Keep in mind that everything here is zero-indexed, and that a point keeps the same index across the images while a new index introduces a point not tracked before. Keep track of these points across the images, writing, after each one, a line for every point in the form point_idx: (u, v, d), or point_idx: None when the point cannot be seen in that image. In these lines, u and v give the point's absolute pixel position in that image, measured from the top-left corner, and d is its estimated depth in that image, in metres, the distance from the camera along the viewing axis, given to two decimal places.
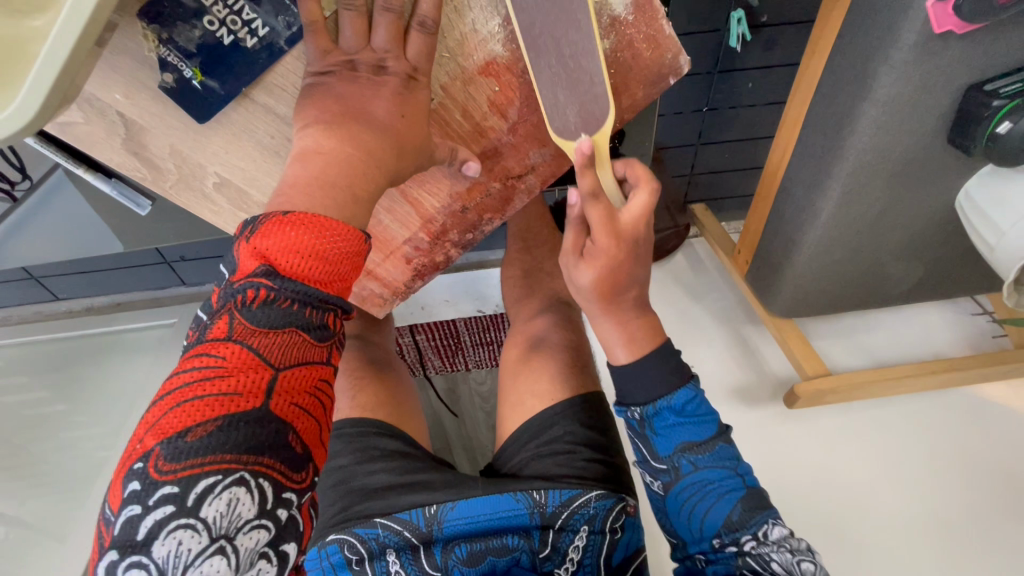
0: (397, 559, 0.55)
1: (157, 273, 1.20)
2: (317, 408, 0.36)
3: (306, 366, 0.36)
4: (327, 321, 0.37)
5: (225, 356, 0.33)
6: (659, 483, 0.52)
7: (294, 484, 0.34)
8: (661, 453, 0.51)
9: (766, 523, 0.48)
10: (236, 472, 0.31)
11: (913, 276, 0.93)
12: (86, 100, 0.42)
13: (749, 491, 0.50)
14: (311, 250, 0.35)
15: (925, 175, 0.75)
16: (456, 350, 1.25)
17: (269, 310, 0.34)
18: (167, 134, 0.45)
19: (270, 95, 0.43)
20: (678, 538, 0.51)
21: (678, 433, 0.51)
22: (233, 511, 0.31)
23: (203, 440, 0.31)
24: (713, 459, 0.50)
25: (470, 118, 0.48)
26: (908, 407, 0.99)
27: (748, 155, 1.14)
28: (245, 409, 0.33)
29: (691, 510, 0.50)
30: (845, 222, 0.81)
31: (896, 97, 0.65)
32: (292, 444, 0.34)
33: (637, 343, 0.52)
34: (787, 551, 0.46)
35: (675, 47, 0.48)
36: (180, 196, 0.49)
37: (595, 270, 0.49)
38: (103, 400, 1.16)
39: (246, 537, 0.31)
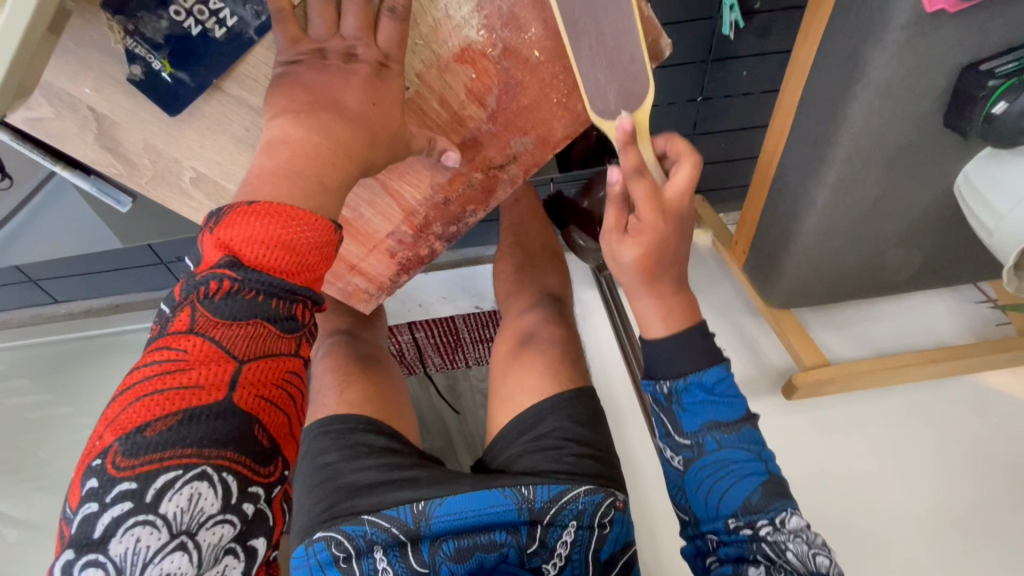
0: (384, 557, 0.55)
1: (153, 274, 1.20)
2: (285, 400, 0.37)
3: (272, 358, 0.36)
4: (294, 312, 0.36)
5: (186, 349, 0.33)
6: (681, 458, 0.50)
7: (260, 478, 0.34)
8: (686, 429, 0.50)
9: (784, 511, 0.46)
10: (197, 467, 0.31)
11: (912, 263, 0.91)
12: (54, 94, 0.42)
13: (771, 478, 0.48)
14: (277, 241, 0.35)
15: (921, 159, 0.74)
16: (455, 347, 1.25)
17: (232, 302, 0.34)
18: (140, 128, 0.44)
19: (241, 87, 0.43)
20: (693, 514, 0.50)
21: (705, 408, 0.49)
22: (194, 506, 0.31)
23: (163, 434, 0.31)
24: (737, 437, 0.49)
25: (447, 107, 0.47)
26: (909, 397, 0.98)
27: (744, 144, 1.13)
28: (207, 402, 0.33)
29: (711, 489, 0.48)
30: (839, 210, 0.80)
31: (889, 79, 0.64)
32: (258, 437, 0.34)
33: (674, 312, 0.51)
34: (803, 543, 0.45)
35: (653, 29, 0.47)
36: (158, 191, 0.49)
37: (638, 246, 0.48)
38: (101, 401, 1.17)
39: (208, 533, 0.32)
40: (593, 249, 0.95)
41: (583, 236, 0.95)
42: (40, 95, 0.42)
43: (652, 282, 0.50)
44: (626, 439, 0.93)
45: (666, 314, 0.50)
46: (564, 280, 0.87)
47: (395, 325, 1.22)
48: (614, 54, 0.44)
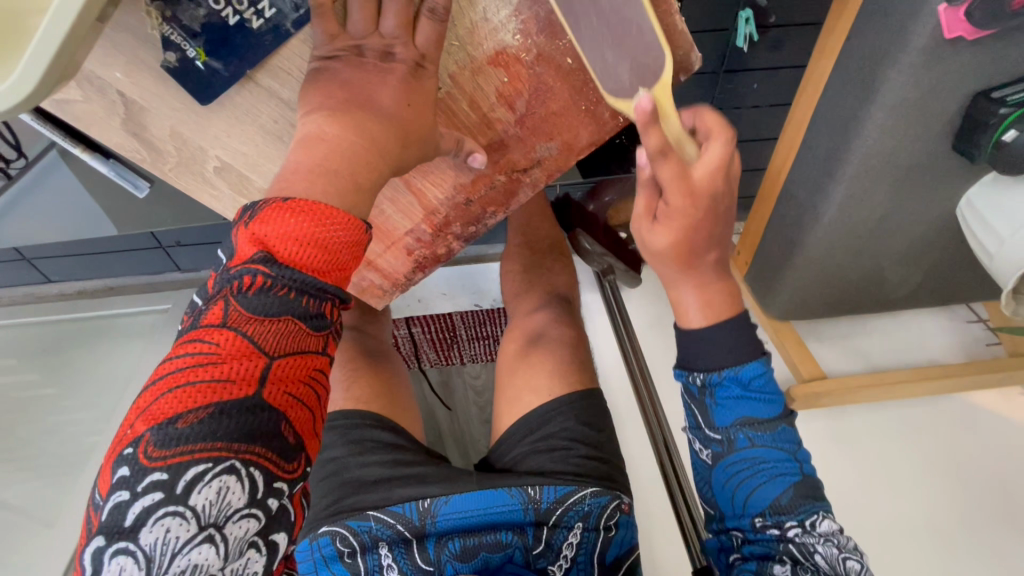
0: (389, 553, 0.56)
1: (152, 258, 1.18)
2: (311, 397, 0.36)
3: (301, 356, 0.36)
4: (323, 311, 0.37)
5: (219, 343, 0.33)
6: (709, 452, 0.52)
7: (284, 473, 0.34)
8: (718, 423, 0.51)
9: (814, 513, 0.47)
10: (226, 461, 0.31)
11: (912, 281, 0.93)
12: (86, 77, 0.41)
13: (804, 479, 0.49)
14: (312, 239, 0.35)
15: (928, 181, 0.75)
16: (451, 343, 1.25)
17: (265, 298, 0.34)
18: (167, 116, 0.44)
19: (274, 79, 0.43)
20: (717, 509, 0.51)
21: (738, 404, 0.50)
22: (222, 499, 0.31)
23: (195, 426, 0.31)
24: (771, 437, 0.50)
25: (477, 109, 0.47)
26: (901, 412, 1.00)
27: (751, 156, 1.14)
28: (237, 396, 0.33)
29: (740, 483, 0.49)
30: (845, 227, 0.82)
31: (904, 101, 0.65)
32: (284, 433, 0.34)
33: (712, 307, 0.52)
34: (833, 546, 0.45)
35: (686, 44, 0.47)
36: (181, 178, 0.49)
37: (672, 232, 0.49)
38: (93, 383, 1.16)
39: (235, 526, 0.32)
40: (600, 253, 0.95)
41: (591, 241, 0.94)
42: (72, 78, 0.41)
43: (687, 269, 0.52)
44: (625, 444, 0.94)
45: (703, 303, 0.52)
46: (572, 283, 0.87)
47: (394, 320, 1.20)
48: (619, 30, 0.40)
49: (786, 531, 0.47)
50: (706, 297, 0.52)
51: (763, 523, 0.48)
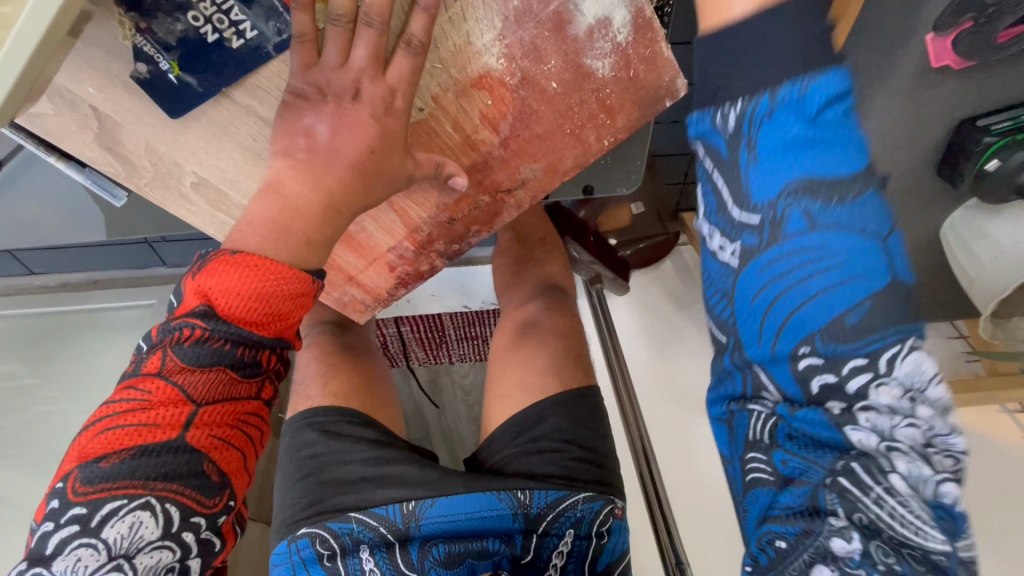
0: (371, 557, 0.56)
1: (138, 253, 1.17)
2: (236, 435, 0.46)
3: (228, 403, 0.44)
4: (257, 359, 0.44)
5: (151, 390, 0.42)
6: (734, 249, 0.35)
7: (204, 509, 0.44)
8: (755, 198, 0.33)
9: (895, 344, 0.31)
10: (141, 498, 0.41)
11: None
12: (57, 91, 0.42)
13: (890, 285, 0.32)
14: (252, 293, 0.40)
15: (912, 203, 0.76)
16: (440, 343, 1.26)
17: (200, 349, 0.41)
18: (142, 131, 0.44)
19: (253, 97, 0.43)
20: (733, 336, 0.37)
21: (790, 162, 0.32)
22: (133, 533, 0.41)
23: (116, 466, 0.41)
24: (847, 211, 0.32)
25: (460, 130, 0.47)
26: None
27: None
28: (161, 439, 0.42)
29: (780, 293, 0.33)
30: None
31: (889, 126, 0.66)
32: (207, 472, 0.44)
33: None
34: (913, 421, 0.31)
35: (672, 70, 0.46)
36: (155, 193, 0.49)
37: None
38: (77, 375, 1.15)
39: (144, 556, 0.41)
40: (587, 262, 0.97)
41: (579, 249, 0.96)
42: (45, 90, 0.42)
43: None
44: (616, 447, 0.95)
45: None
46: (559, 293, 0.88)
47: (382, 319, 1.20)
48: None
49: (855, 409, 0.32)
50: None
51: (808, 354, 0.33)
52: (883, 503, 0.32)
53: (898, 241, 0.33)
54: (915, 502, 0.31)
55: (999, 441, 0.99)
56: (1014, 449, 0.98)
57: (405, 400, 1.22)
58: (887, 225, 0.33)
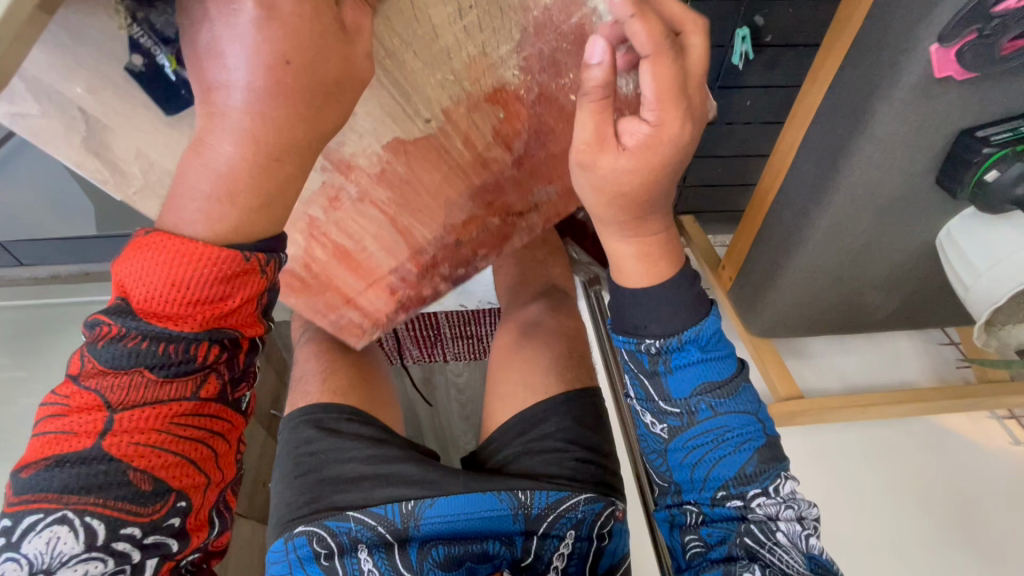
0: (368, 558, 0.54)
1: (130, 247, 1.14)
2: (176, 441, 0.39)
3: (154, 406, 0.38)
4: (189, 355, 0.38)
5: (69, 395, 0.37)
6: (664, 426, 0.50)
7: (133, 520, 0.38)
8: (674, 395, 0.49)
9: (777, 478, 0.48)
10: (57, 512, 0.36)
11: (888, 306, 0.95)
12: (41, 89, 0.40)
13: (765, 441, 0.50)
14: (166, 280, 0.35)
15: (911, 211, 0.77)
16: (435, 342, 1.24)
17: (114, 348, 0.37)
18: (135, 136, 0.44)
19: None
20: (673, 483, 0.51)
21: (695, 370, 0.49)
22: (53, 548, 0.36)
23: (36, 476, 0.36)
24: (733, 401, 0.49)
25: (472, 146, 0.50)
26: (871, 430, 1.02)
27: (741, 171, 1.15)
28: (77, 448, 0.37)
29: (699, 458, 0.49)
30: (828, 250, 0.84)
31: (891, 135, 0.66)
32: (134, 481, 0.38)
33: (647, 269, 0.49)
34: (794, 518, 0.47)
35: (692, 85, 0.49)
36: (144, 203, 0.48)
37: (631, 170, 0.42)
38: (67, 369, 1.14)
39: (71, 570, 0.36)
40: (586, 262, 0.98)
41: (578, 250, 0.98)
42: (28, 90, 0.40)
43: (630, 224, 0.47)
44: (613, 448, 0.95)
45: (644, 260, 0.49)
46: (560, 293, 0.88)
47: None
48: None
49: (749, 503, 0.47)
50: (646, 250, 0.49)
51: (725, 495, 0.48)
52: (778, 562, 0.45)
53: (767, 414, 0.51)
54: (796, 554, 0.45)
55: (992, 448, 1.01)
56: (1006, 457, 1.00)
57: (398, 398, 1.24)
58: (757, 402, 0.51)
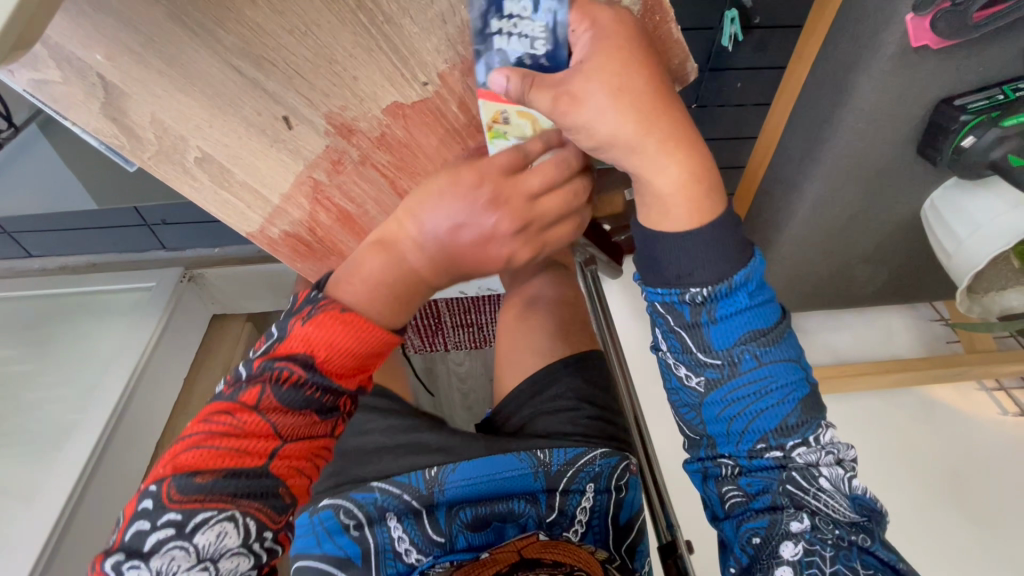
0: (398, 526, 0.58)
1: (136, 236, 1.17)
2: (312, 468, 0.49)
3: (309, 440, 0.48)
4: (338, 404, 0.48)
5: (245, 422, 0.45)
6: (703, 380, 0.49)
7: (273, 524, 0.46)
8: (718, 346, 0.47)
9: (819, 427, 0.48)
10: (227, 512, 0.44)
11: (878, 279, 0.98)
12: (64, 57, 0.43)
13: (810, 391, 0.49)
14: (344, 348, 0.47)
15: (896, 181, 0.79)
16: (436, 331, 1.26)
17: (293, 392, 0.46)
18: (148, 103, 0.47)
19: (258, 69, 0.46)
20: (706, 436, 0.51)
21: (743, 320, 0.47)
22: (219, 541, 0.43)
23: (209, 482, 0.44)
24: (779, 348, 0.48)
25: (466, 111, 0.52)
26: (863, 403, 1.05)
27: (733, 153, 1.18)
28: (251, 465, 0.45)
29: (741, 411, 0.48)
30: (816, 223, 0.86)
31: (872, 105, 0.69)
32: (282, 495, 0.47)
33: (699, 204, 0.46)
34: (835, 464, 0.47)
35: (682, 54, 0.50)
36: (160, 167, 0.51)
37: (616, 65, 0.43)
38: (76, 357, 1.16)
39: (227, 561, 0.44)
40: None
41: None
42: (51, 58, 0.43)
43: (665, 137, 0.44)
44: None
45: (686, 197, 0.46)
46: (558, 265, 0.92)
47: None
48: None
49: (791, 454, 0.47)
50: (690, 171, 0.45)
51: (765, 447, 0.48)
52: (824, 506, 0.46)
53: (807, 360, 0.50)
54: (839, 497, 0.46)
55: (983, 419, 1.02)
56: (996, 427, 1.01)
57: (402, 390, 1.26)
58: (800, 349, 0.50)
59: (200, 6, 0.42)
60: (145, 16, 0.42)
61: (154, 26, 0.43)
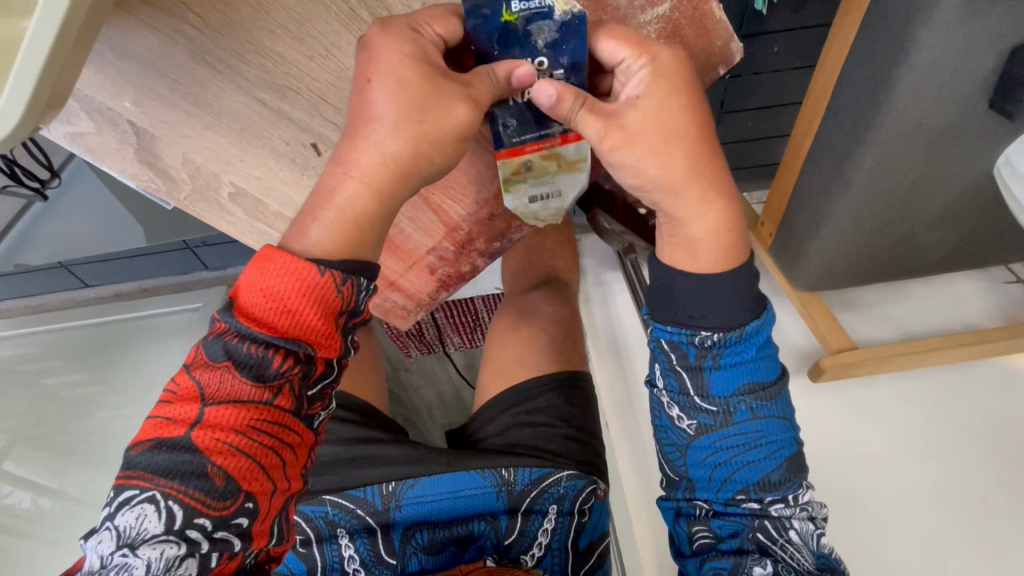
0: (349, 544, 0.64)
1: (180, 259, 1.20)
2: (252, 445, 0.41)
3: (238, 406, 0.40)
4: (270, 358, 0.41)
5: (177, 385, 0.42)
6: (694, 423, 0.52)
7: (209, 511, 0.39)
8: (715, 393, 0.51)
9: (798, 488, 0.51)
10: (148, 491, 0.39)
11: (945, 246, 0.91)
12: (95, 108, 0.44)
13: (795, 451, 0.52)
14: (268, 294, 0.40)
15: (962, 141, 0.73)
16: (475, 327, 1.25)
17: (217, 344, 0.41)
18: (179, 143, 0.47)
19: (283, 99, 0.45)
20: (687, 478, 0.54)
21: (742, 371, 0.50)
22: (139, 524, 0.38)
23: (139, 455, 0.40)
24: (773, 405, 0.51)
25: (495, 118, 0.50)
26: (930, 377, 1.01)
27: (773, 123, 1.11)
28: (173, 433, 0.40)
29: (725, 460, 0.51)
30: (873, 193, 0.81)
31: (935, 60, 0.64)
32: (212, 476, 0.39)
33: (725, 248, 0.49)
34: (807, 524, 0.50)
35: (725, 34, 0.51)
36: (195, 207, 0.51)
37: (671, 106, 0.46)
38: (136, 380, 1.20)
39: (149, 549, 0.38)
40: (619, 231, 0.98)
41: (609, 220, 0.97)
42: (82, 110, 0.44)
43: (706, 185, 0.48)
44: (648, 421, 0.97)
45: (717, 243, 0.49)
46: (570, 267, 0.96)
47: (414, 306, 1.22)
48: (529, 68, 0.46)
49: (767, 507, 0.51)
50: (722, 219, 0.49)
51: (744, 497, 0.51)
52: (787, 554, 0.49)
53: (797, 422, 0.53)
54: (806, 552, 0.49)
55: None
56: None
57: (445, 385, 1.27)
58: (791, 412, 0.53)
59: (222, 43, 0.42)
60: (167, 57, 0.42)
61: (177, 66, 0.42)
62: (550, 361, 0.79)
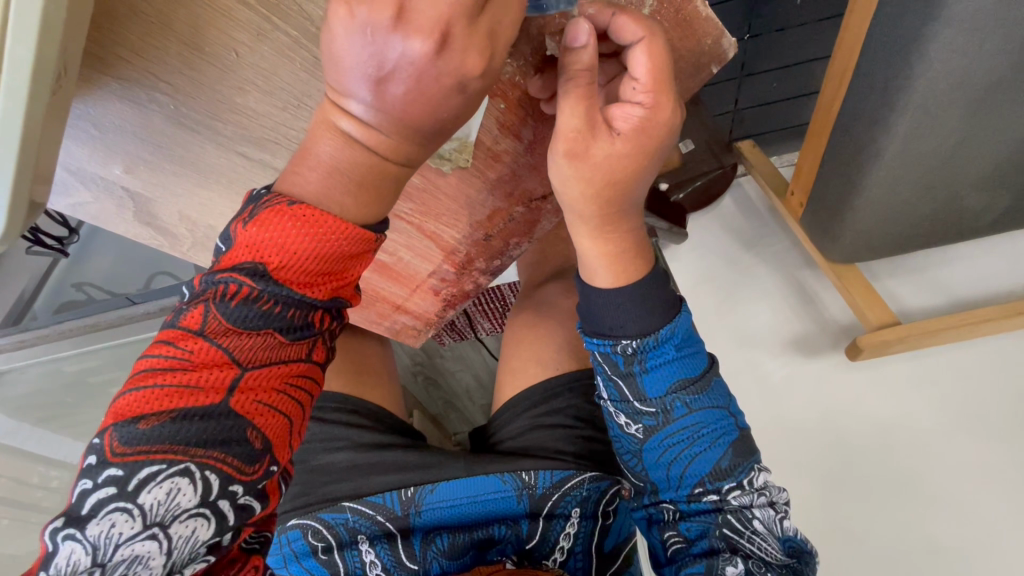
0: (371, 549, 0.64)
1: None
2: (285, 402, 0.40)
3: (275, 367, 0.39)
4: (308, 320, 0.40)
5: (193, 350, 0.37)
6: (640, 427, 0.52)
7: (243, 477, 0.37)
8: (651, 395, 0.51)
9: (751, 470, 0.52)
10: (180, 464, 0.35)
11: (999, 206, 0.83)
12: (89, 178, 0.45)
13: (738, 434, 0.53)
14: (303, 251, 0.37)
15: (1009, 98, 0.67)
16: (504, 313, 1.19)
17: (248, 308, 0.37)
18: (172, 203, 0.49)
19: (264, 151, 0.45)
20: (650, 483, 0.55)
21: (670, 369, 0.50)
22: (171, 500, 0.35)
23: (154, 428, 0.35)
24: (707, 395, 0.52)
25: (481, 144, 0.47)
26: (987, 346, 0.95)
27: (801, 80, 1.04)
28: (203, 403, 0.36)
29: (675, 459, 0.52)
30: (910, 161, 0.74)
31: (974, 12, 0.58)
32: (252, 439, 0.38)
33: (619, 264, 0.50)
34: (768, 510, 0.51)
35: (714, 30, 0.45)
36: (198, 256, 0.55)
37: (620, 149, 0.45)
38: None
39: (181, 525, 0.35)
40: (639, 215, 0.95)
41: None
42: (78, 182, 0.46)
43: (608, 218, 0.48)
44: None
45: (612, 264, 0.50)
46: None
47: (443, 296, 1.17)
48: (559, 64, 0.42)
49: (726, 496, 0.52)
50: (618, 247, 0.50)
51: (702, 490, 0.52)
52: (754, 541, 0.51)
53: (735, 404, 0.54)
54: (770, 539, 0.51)
55: None
56: None
57: (477, 367, 1.28)
58: (728, 397, 0.54)
59: (194, 106, 0.41)
60: (146, 124, 0.42)
61: (158, 132, 0.43)
62: (569, 360, 0.78)
